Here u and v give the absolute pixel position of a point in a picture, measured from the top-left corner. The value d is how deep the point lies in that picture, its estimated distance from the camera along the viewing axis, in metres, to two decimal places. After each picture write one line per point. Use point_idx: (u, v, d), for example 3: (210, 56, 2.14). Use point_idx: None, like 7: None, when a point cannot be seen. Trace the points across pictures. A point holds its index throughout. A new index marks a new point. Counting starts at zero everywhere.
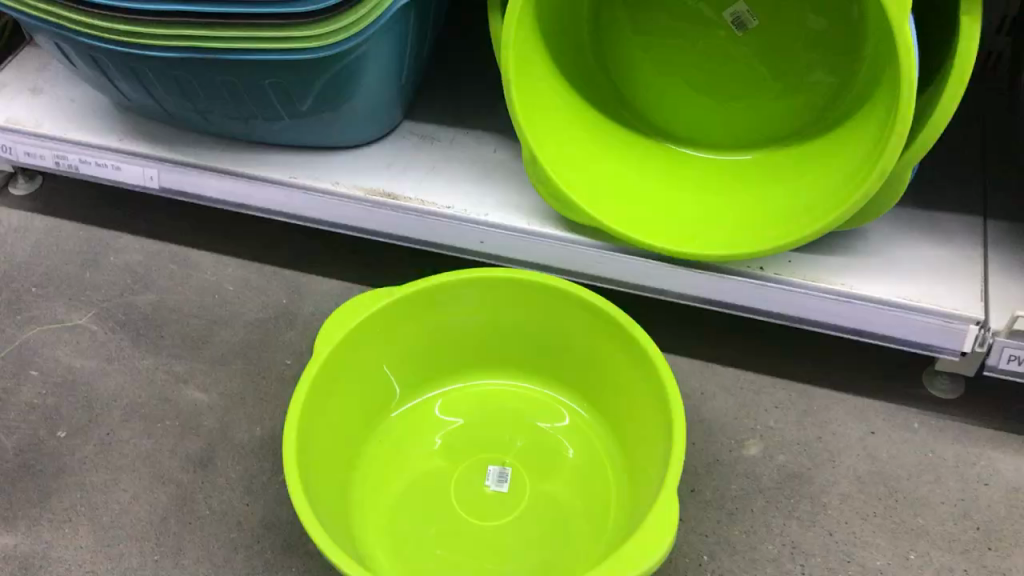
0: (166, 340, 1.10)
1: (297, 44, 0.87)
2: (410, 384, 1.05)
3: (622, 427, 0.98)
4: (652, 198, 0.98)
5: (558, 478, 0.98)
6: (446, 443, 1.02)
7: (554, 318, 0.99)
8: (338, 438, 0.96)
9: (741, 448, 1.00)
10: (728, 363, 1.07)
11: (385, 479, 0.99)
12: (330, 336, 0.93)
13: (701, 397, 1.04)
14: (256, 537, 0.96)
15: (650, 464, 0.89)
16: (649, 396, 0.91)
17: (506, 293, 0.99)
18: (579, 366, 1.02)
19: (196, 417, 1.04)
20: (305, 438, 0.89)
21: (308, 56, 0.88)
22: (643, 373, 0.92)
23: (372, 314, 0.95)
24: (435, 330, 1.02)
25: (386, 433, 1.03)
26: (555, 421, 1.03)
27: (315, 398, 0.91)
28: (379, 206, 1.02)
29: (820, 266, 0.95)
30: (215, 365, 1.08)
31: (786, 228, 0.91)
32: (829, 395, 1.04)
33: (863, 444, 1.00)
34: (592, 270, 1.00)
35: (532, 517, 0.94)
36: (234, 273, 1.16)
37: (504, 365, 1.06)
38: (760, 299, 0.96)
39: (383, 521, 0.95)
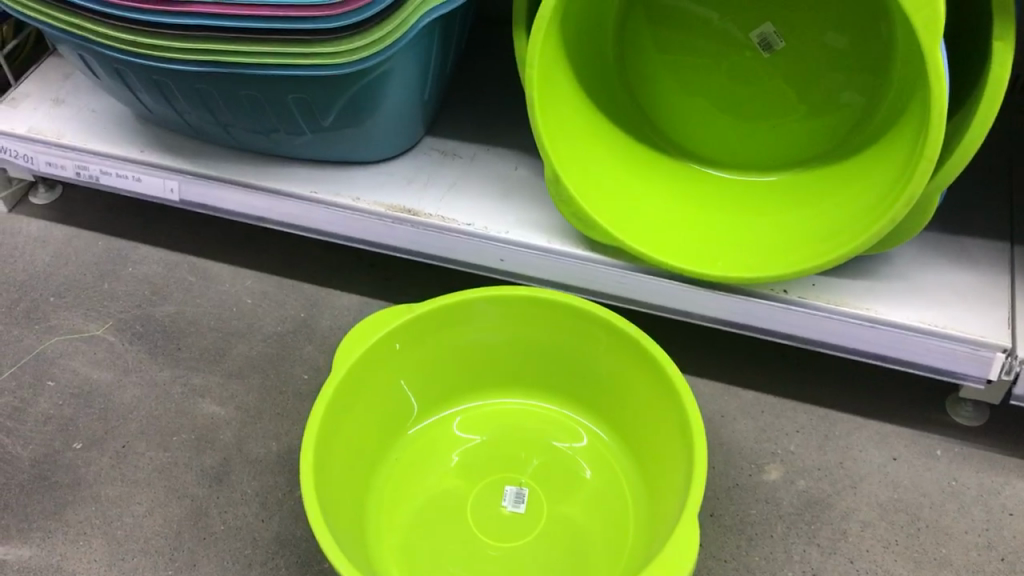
0: (183, 353, 1.10)
1: (321, 60, 0.86)
2: (427, 402, 1.04)
3: (642, 449, 0.96)
4: (676, 219, 0.97)
5: (575, 500, 0.97)
6: (462, 461, 1.01)
7: (574, 338, 0.98)
8: (354, 455, 0.95)
9: (761, 473, 0.98)
10: (748, 386, 1.06)
11: (401, 498, 0.98)
12: (348, 353, 0.93)
13: (721, 420, 1.03)
14: (271, 554, 0.95)
15: (670, 488, 0.88)
16: (669, 418, 0.90)
17: (524, 311, 0.98)
18: (598, 387, 1.01)
19: (212, 431, 1.04)
20: (321, 456, 0.88)
21: (331, 72, 0.88)
22: (663, 396, 0.91)
23: (389, 332, 0.95)
24: (454, 348, 1.01)
25: (403, 451, 1.02)
26: (573, 441, 1.02)
27: (332, 416, 0.90)
28: (399, 222, 1.02)
29: (845, 291, 0.94)
30: (232, 379, 1.08)
31: (811, 251, 0.90)
32: (850, 420, 1.03)
33: (885, 471, 0.99)
34: (613, 290, 0.99)
35: (549, 540, 0.93)
36: (252, 287, 1.16)
37: (522, 384, 1.05)
38: (783, 323, 0.95)
39: (399, 541, 0.95)
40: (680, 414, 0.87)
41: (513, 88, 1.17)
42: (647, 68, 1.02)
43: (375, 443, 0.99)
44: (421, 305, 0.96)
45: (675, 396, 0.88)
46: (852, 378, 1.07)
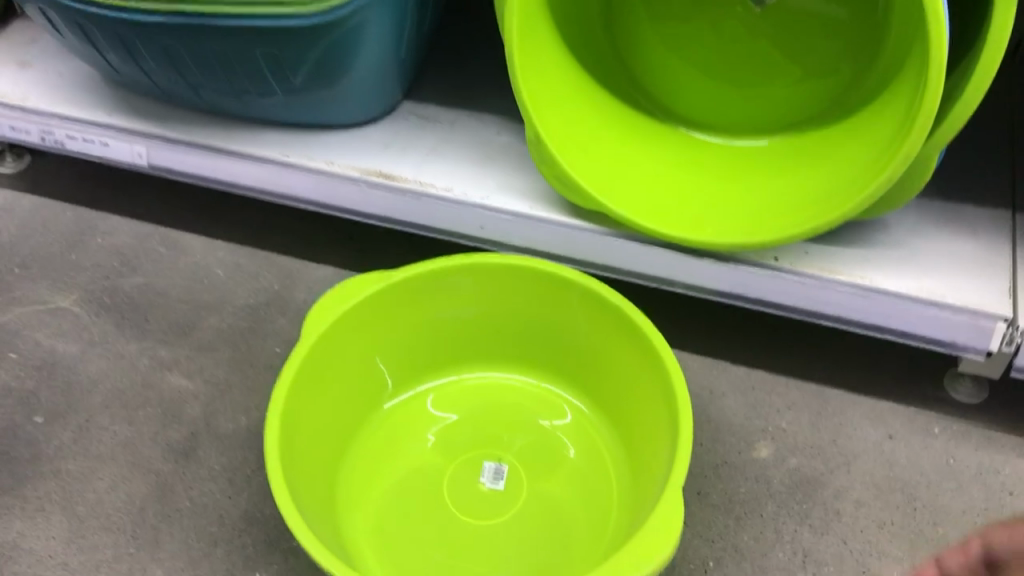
0: (151, 325, 1.06)
1: (289, 10, 0.82)
2: (404, 375, 1.00)
3: (627, 424, 0.92)
4: (663, 183, 0.93)
5: (556, 475, 0.93)
6: (439, 437, 0.97)
7: (555, 308, 0.94)
8: (325, 429, 0.91)
9: (751, 450, 0.94)
10: (738, 361, 1.02)
11: (375, 474, 0.94)
12: (318, 322, 0.89)
13: (710, 396, 0.99)
14: (237, 532, 0.91)
15: (653, 462, 0.84)
16: (654, 391, 0.86)
17: (504, 280, 0.94)
18: (580, 359, 0.97)
19: (179, 405, 1.00)
20: (288, 429, 0.84)
21: (300, 23, 0.84)
22: (649, 367, 0.86)
23: (362, 301, 0.91)
24: (431, 320, 0.97)
25: (378, 426, 0.98)
26: (555, 416, 0.98)
27: (300, 387, 0.86)
28: (375, 187, 0.98)
29: (838, 259, 0.90)
30: (201, 352, 1.04)
31: (802, 215, 0.86)
32: (844, 396, 0.99)
33: (881, 449, 0.94)
34: (597, 258, 0.95)
35: (529, 518, 0.89)
36: (225, 258, 1.12)
37: (503, 357, 1.01)
38: (774, 292, 0.91)
39: (371, 519, 0.90)
40: (666, 386, 0.83)
41: (496, 52, 1.13)
42: (633, 28, 0.98)
43: (348, 417, 0.95)
44: (395, 273, 0.92)
45: (661, 368, 0.84)
46: (846, 353, 1.02)
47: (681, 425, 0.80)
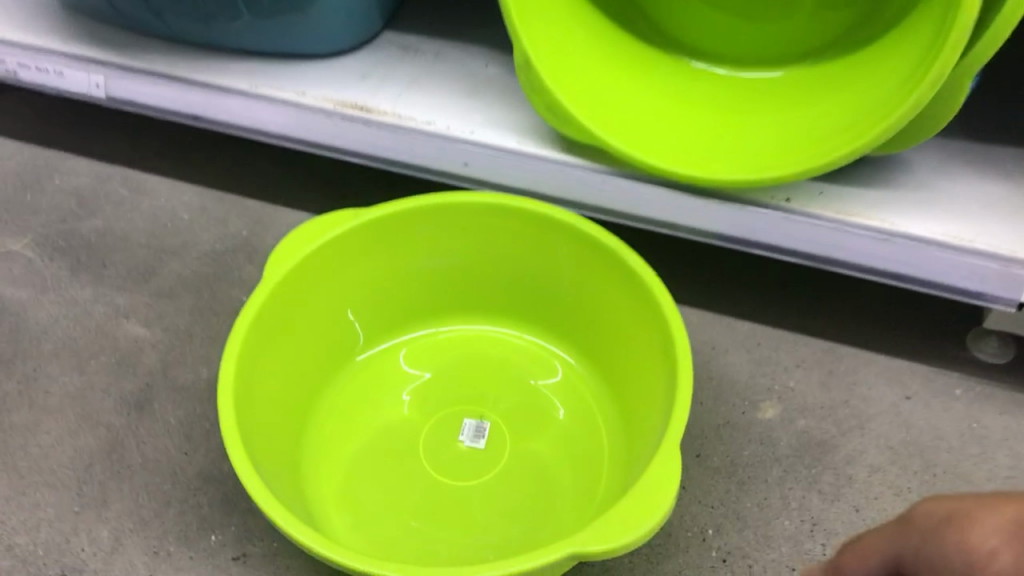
0: (109, 271, 0.98)
1: None
2: (378, 326, 0.91)
3: (620, 379, 0.84)
4: (664, 116, 0.85)
5: (542, 435, 0.85)
6: (416, 392, 0.89)
7: (543, 253, 0.86)
8: (290, 380, 0.83)
9: (755, 411, 0.86)
10: (742, 316, 0.94)
11: (345, 432, 0.86)
12: (282, 261, 0.80)
13: (712, 352, 0.91)
14: (193, 491, 0.83)
15: (647, 419, 0.76)
16: (651, 343, 0.78)
17: (488, 222, 0.86)
18: (569, 310, 0.89)
19: (135, 355, 0.92)
20: (248, 377, 0.76)
21: None
22: (646, 315, 0.78)
23: (332, 241, 0.82)
24: (407, 267, 0.89)
25: (349, 380, 0.90)
26: (541, 371, 0.90)
27: (261, 332, 0.78)
28: (349, 120, 0.89)
29: (855, 200, 0.82)
30: (161, 299, 0.96)
31: (817, 149, 0.77)
32: (858, 355, 0.91)
33: (897, 411, 0.86)
34: (590, 199, 0.87)
35: (511, 480, 0.81)
36: (191, 201, 1.04)
37: (486, 309, 0.93)
38: (784, 236, 0.83)
39: (339, 478, 0.83)
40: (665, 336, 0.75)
41: None
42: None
43: (315, 368, 0.87)
44: (370, 211, 0.83)
45: (659, 317, 0.76)
46: (861, 308, 0.94)
47: (681, 379, 0.72)
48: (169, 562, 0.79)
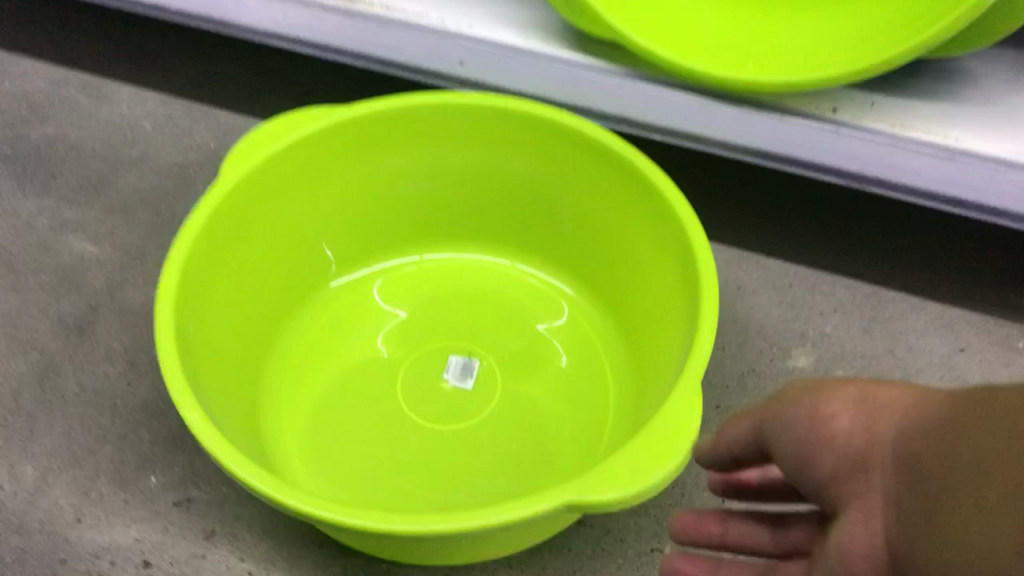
0: (57, 181, 0.87)
1: None
2: (356, 248, 0.80)
3: (631, 315, 0.73)
4: (692, 11, 0.74)
5: (539, 375, 0.73)
6: (396, 325, 0.78)
7: (548, 166, 0.74)
8: (251, 301, 0.72)
9: (785, 358, 0.75)
10: (773, 254, 0.82)
11: (313, 365, 0.75)
12: (241, 161, 0.69)
13: (737, 293, 0.79)
14: (133, 425, 0.72)
15: (664, 357, 0.65)
16: (671, 268, 0.67)
17: (486, 130, 0.74)
18: (574, 237, 0.77)
19: (79, 273, 0.81)
20: (198, 290, 0.65)
21: None
22: (666, 236, 0.67)
23: (304, 143, 0.71)
24: (393, 181, 0.77)
25: (321, 308, 0.78)
26: (541, 305, 0.79)
27: (215, 240, 0.67)
28: (326, 11, 0.77)
29: (914, 113, 0.70)
30: (114, 214, 0.85)
31: (871, 50, 0.66)
32: (905, 300, 0.79)
33: (949, 364, 0.75)
34: (604, 106, 0.75)
35: (501, 424, 0.70)
36: (154, 110, 0.92)
37: (481, 235, 0.81)
38: (828, 152, 0.71)
39: (303, 416, 0.71)
40: (688, 259, 0.64)
41: None
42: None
43: (282, 291, 0.75)
44: (349, 109, 0.72)
45: (681, 237, 0.65)
46: (909, 248, 0.82)
47: (705, 307, 0.61)
48: (99, 505, 0.69)
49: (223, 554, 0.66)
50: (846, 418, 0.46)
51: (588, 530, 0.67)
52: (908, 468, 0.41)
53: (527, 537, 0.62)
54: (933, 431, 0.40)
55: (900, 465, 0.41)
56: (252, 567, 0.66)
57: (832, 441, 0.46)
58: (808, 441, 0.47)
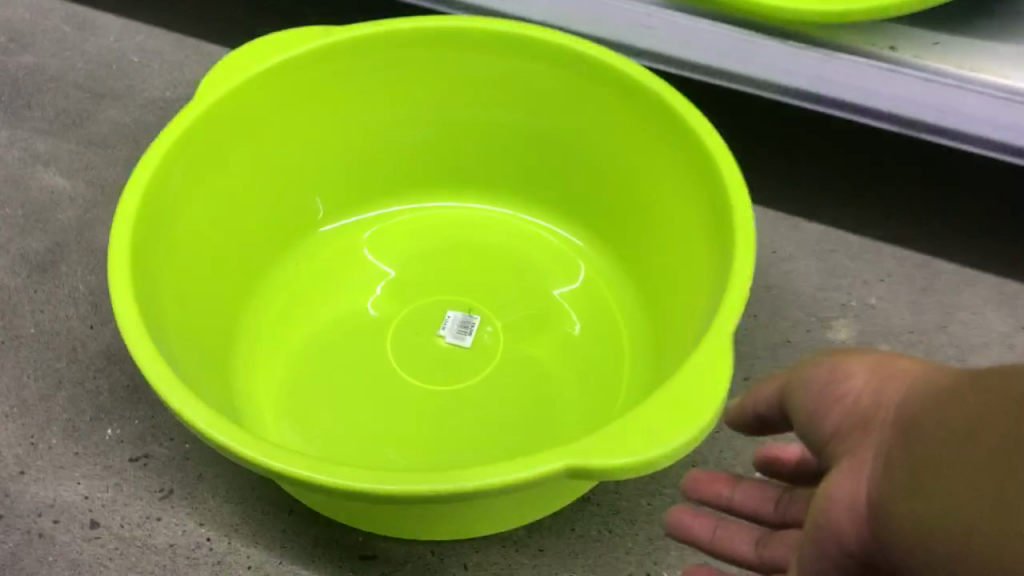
0: (33, 112, 0.80)
1: None
2: (350, 193, 0.72)
3: (654, 272, 0.65)
4: None
5: (547, 337, 0.65)
6: (390, 277, 0.70)
7: (566, 105, 0.66)
8: (228, 239, 0.64)
9: (823, 330, 0.66)
10: (813, 217, 0.74)
11: (297, 315, 0.67)
12: (221, 82, 0.61)
13: (773, 258, 0.71)
14: (92, 373, 0.65)
15: (690, 315, 0.57)
16: (700, 218, 0.59)
17: (497, 63, 0.66)
18: (594, 188, 0.69)
19: (48, 209, 0.74)
20: (163, 222, 0.57)
21: None
22: (698, 180, 0.59)
23: (291, 67, 0.63)
24: (392, 118, 0.69)
25: (309, 256, 0.71)
26: (554, 261, 0.71)
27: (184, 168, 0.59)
28: None
29: (984, 54, 0.62)
30: (91, 148, 0.78)
31: None
32: (960, 272, 0.70)
33: (1009, 343, 0.66)
34: (634, 42, 0.68)
35: (501, 388, 0.62)
36: (144, 43, 0.85)
37: (489, 183, 0.73)
38: (883, 97, 0.63)
39: (280, 370, 0.64)
40: (721, 205, 0.56)
41: None
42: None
43: (264, 233, 0.68)
44: (346, 32, 0.64)
45: (714, 181, 0.57)
46: None
47: (738, 254, 0.53)
48: (47, 458, 0.61)
49: (181, 517, 0.59)
50: (859, 381, 0.38)
51: (594, 508, 0.59)
52: (916, 435, 0.33)
53: (527, 509, 0.54)
54: (950, 403, 0.32)
55: (900, 428, 0.34)
56: (212, 534, 0.58)
57: (840, 404, 0.38)
58: (816, 400, 0.39)
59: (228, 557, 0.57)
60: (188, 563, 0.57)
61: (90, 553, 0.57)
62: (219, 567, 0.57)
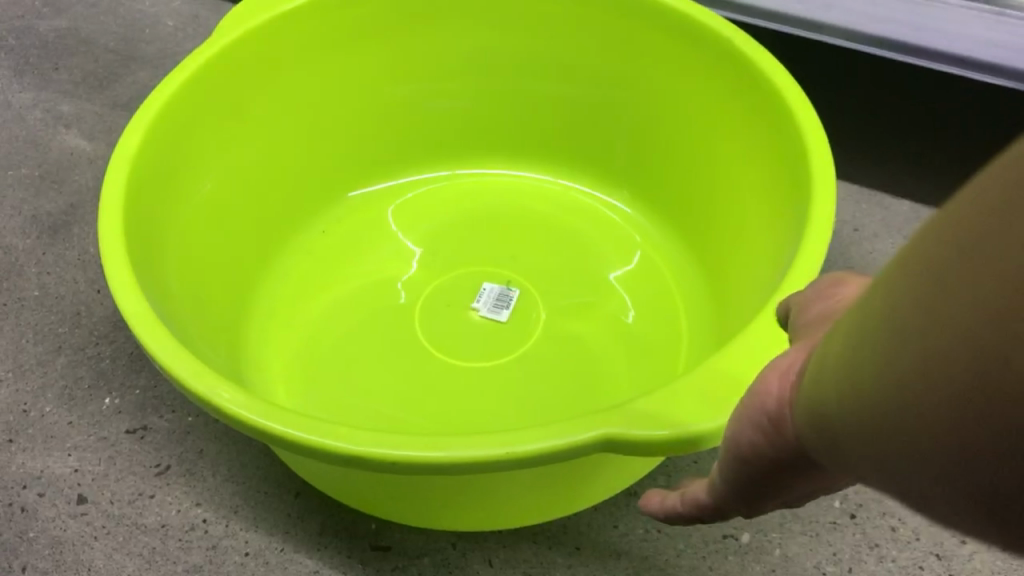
0: (59, 74, 0.76)
1: None
2: (385, 155, 0.66)
3: (715, 241, 0.57)
4: None
5: (593, 314, 0.58)
6: (422, 247, 0.64)
7: (623, 58, 0.60)
8: (247, 194, 0.59)
9: None
10: (902, 196, 0.66)
11: (320, 282, 0.61)
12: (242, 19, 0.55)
13: (854, 237, 0.63)
14: (95, 339, 0.60)
15: (759, 283, 0.49)
16: (770, 175, 0.51)
17: (544, 10, 0.59)
18: (650, 153, 0.62)
19: (65, 169, 0.69)
20: (173, 169, 0.52)
21: None
22: (766, 132, 0.51)
23: (323, 9, 0.57)
24: (433, 73, 0.63)
25: (336, 223, 0.65)
26: (607, 235, 0.64)
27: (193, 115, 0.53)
28: None
29: None
30: (116, 111, 0.73)
31: None
32: None
33: None
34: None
35: (540, 366, 0.55)
36: (180, 8, 0.81)
37: (535, 148, 0.67)
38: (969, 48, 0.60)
39: (298, 342, 0.58)
40: (796, 160, 0.48)
41: None
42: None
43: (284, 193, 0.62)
44: None
45: (787, 130, 0.49)
46: None
47: (816, 204, 0.45)
48: (38, 427, 0.56)
49: (176, 496, 0.52)
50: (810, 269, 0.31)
51: (641, 504, 0.52)
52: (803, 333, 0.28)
53: (562, 491, 0.47)
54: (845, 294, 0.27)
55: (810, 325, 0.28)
56: (208, 516, 0.52)
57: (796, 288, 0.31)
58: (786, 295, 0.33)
59: (224, 542, 0.51)
60: (180, 546, 0.50)
61: (74, 530, 0.51)
62: (214, 551, 0.50)
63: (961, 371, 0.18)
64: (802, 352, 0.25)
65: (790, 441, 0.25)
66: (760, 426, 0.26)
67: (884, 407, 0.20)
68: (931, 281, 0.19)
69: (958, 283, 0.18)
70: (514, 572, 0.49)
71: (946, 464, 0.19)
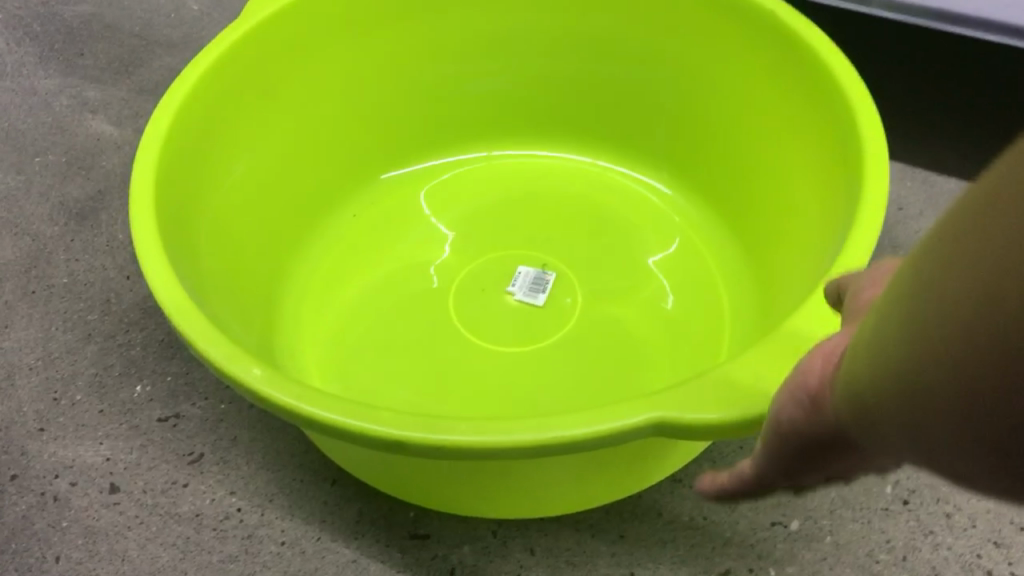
0: (85, 60, 0.75)
1: None
2: (416, 138, 0.65)
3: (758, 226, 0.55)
4: None
5: (632, 298, 0.57)
6: (455, 230, 0.62)
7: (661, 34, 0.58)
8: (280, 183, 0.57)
9: None
10: (949, 174, 0.65)
11: (353, 266, 0.60)
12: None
13: (900, 216, 0.62)
14: (126, 326, 0.59)
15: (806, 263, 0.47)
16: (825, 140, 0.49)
17: None
18: (689, 132, 0.60)
19: (93, 155, 0.68)
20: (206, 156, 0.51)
21: None
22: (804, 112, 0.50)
23: None
24: (465, 53, 0.62)
25: (368, 207, 0.64)
26: (644, 217, 0.62)
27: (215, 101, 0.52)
28: None
29: None
30: (143, 96, 0.72)
31: None
32: None
33: None
34: None
35: (579, 350, 0.54)
36: None
37: (573, 129, 0.65)
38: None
39: (330, 327, 0.57)
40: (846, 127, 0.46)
41: None
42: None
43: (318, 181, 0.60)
44: None
45: (836, 106, 0.47)
46: None
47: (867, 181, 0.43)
48: (69, 416, 0.55)
49: (210, 485, 0.51)
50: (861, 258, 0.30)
51: (687, 491, 0.50)
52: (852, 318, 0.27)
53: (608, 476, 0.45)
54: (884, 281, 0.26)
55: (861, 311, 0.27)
56: (243, 505, 0.51)
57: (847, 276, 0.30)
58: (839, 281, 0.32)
59: (259, 531, 0.49)
60: (214, 536, 0.49)
61: (107, 519, 0.50)
62: (249, 541, 0.49)
63: (971, 334, 0.17)
64: (848, 335, 0.25)
65: (825, 423, 0.24)
66: (794, 402, 0.25)
67: (895, 386, 0.20)
68: (945, 252, 0.18)
69: (971, 246, 0.18)
70: (557, 561, 0.48)
71: (962, 437, 0.18)
